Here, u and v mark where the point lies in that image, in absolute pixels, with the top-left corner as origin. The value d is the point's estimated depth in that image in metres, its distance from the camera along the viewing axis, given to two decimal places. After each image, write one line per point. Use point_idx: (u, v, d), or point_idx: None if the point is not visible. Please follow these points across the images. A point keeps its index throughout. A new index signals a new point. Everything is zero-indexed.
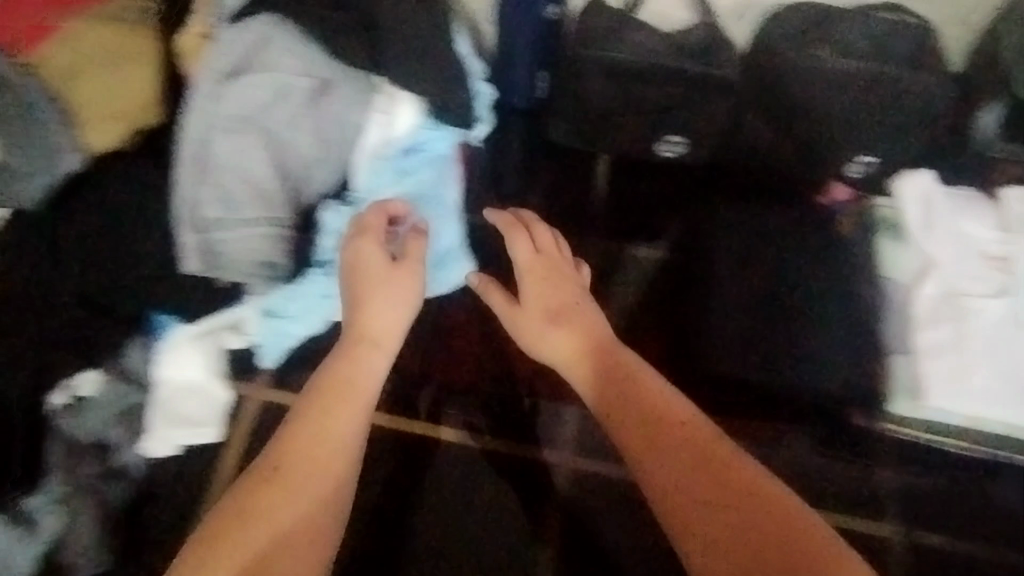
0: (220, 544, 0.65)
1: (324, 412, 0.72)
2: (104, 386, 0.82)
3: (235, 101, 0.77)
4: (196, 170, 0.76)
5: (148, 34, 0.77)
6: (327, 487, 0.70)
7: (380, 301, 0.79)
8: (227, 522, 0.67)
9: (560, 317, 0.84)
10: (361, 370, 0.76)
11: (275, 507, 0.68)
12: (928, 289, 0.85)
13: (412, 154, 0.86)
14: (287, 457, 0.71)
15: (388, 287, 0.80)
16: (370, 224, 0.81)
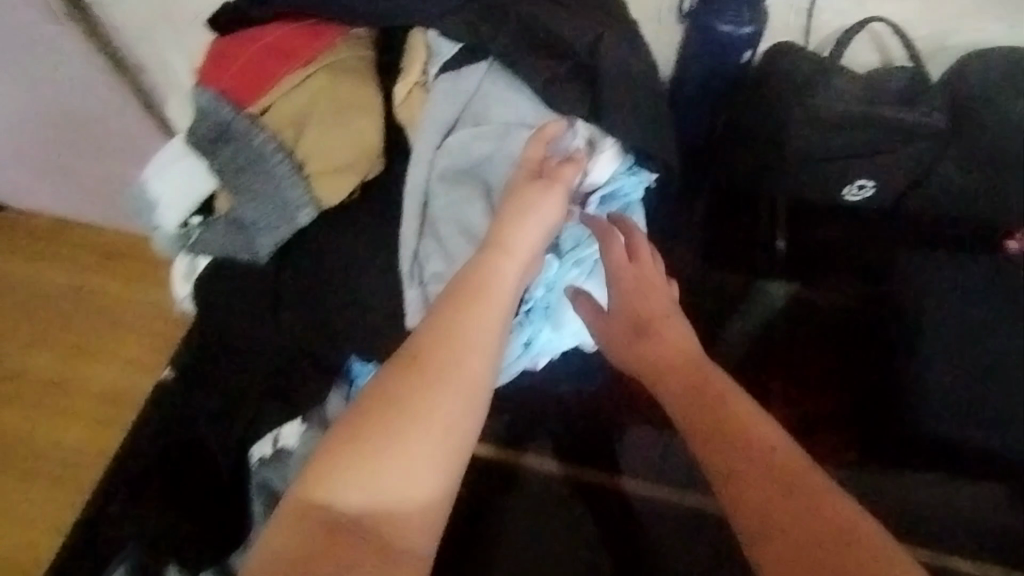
0: (374, 407, 0.56)
1: (490, 329, 0.61)
2: (303, 439, 0.81)
3: (455, 154, 0.74)
4: (419, 225, 0.74)
5: (369, 85, 0.75)
6: (449, 434, 0.56)
7: (518, 218, 0.68)
8: (383, 407, 0.56)
9: (647, 330, 0.72)
10: (489, 276, 0.64)
11: (422, 378, 0.57)
12: None
13: (610, 201, 0.79)
14: (428, 345, 0.59)
15: (519, 215, 0.68)
16: (532, 161, 0.71)
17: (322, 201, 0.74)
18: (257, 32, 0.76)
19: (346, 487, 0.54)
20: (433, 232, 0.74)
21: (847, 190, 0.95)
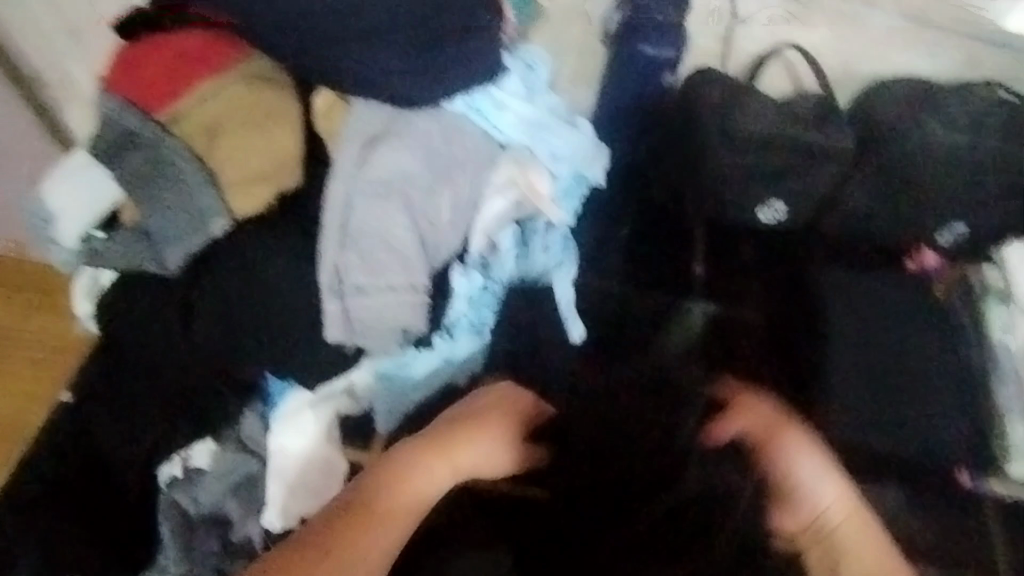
0: (317, 561, 0.72)
1: (408, 523, 0.77)
2: (216, 458, 0.80)
3: (376, 167, 0.74)
4: (341, 238, 0.72)
5: (287, 96, 0.73)
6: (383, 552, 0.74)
7: (465, 438, 0.82)
8: (306, 553, 0.72)
9: (738, 450, 0.88)
10: (423, 479, 0.79)
11: (361, 547, 0.73)
12: None
13: (530, 224, 0.87)
14: (371, 501, 0.77)
15: (460, 446, 0.82)
16: (471, 413, 0.83)
17: (236, 213, 0.72)
18: (164, 36, 0.73)
19: None
20: (353, 245, 0.73)
21: (762, 211, 0.99)
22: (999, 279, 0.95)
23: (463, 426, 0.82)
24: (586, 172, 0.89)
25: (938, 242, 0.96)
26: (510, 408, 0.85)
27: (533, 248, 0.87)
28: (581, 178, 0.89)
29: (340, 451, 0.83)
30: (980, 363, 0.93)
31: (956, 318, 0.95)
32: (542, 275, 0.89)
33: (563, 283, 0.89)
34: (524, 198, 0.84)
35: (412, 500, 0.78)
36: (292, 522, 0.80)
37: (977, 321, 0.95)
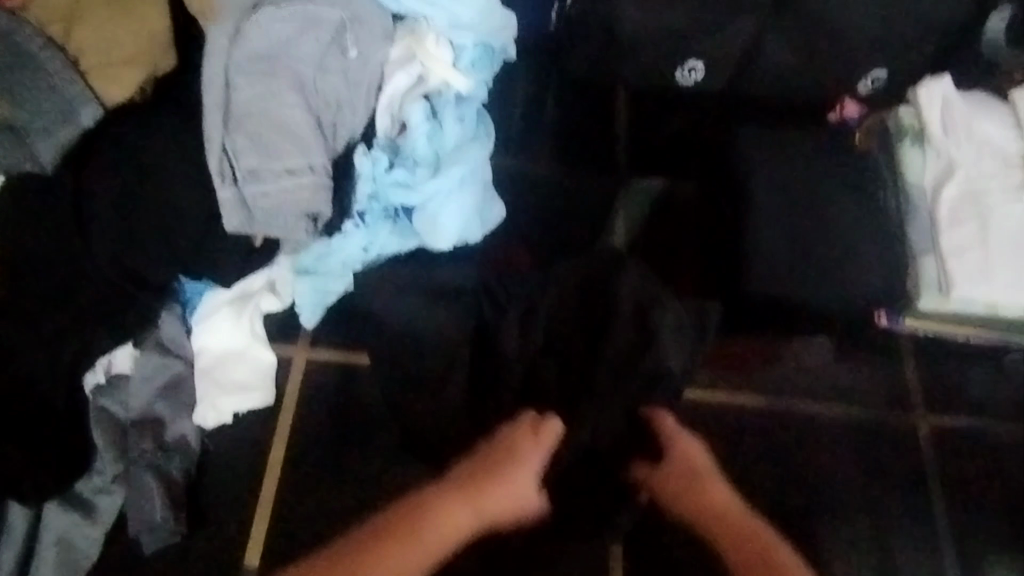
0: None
1: (427, 553, 0.71)
2: (139, 363, 0.79)
3: (255, 45, 0.74)
4: (223, 118, 0.72)
5: None
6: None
7: (502, 488, 0.74)
8: (337, 569, 0.68)
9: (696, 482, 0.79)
10: (433, 534, 0.72)
11: (381, 567, 0.69)
12: (948, 190, 0.86)
13: (439, 97, 0.84)
14: (409, 524, 0.71)
15: (499, 495, 0.74)
16: (517, 451, 0.76)
17: (105, 101, 0.72)
18: None
19: None
20: (239, 125, 0.73)
21: (679, 75, 0.95)
22: (915, 119, 0.91)
23: (486, 476, 0.75)
24: (494, 43, 0.86)
25: (858, 90, 0.97)
26: (542, 435, 0.77)
27: (443, 121, 0.83)
28: (490, 49, 0.86)
29: (268, 348, 0.83)
30: (895, 206, 0.89)
31: (875, 163, 0.92)
32: (457, 150, 0.84)
33: (479, 157, 0.85)
34: (427, 74, 0.83)
35: (428, 558, 0.71)
36: (226, 419, 0.81)
37: (892, 163, 0.91)
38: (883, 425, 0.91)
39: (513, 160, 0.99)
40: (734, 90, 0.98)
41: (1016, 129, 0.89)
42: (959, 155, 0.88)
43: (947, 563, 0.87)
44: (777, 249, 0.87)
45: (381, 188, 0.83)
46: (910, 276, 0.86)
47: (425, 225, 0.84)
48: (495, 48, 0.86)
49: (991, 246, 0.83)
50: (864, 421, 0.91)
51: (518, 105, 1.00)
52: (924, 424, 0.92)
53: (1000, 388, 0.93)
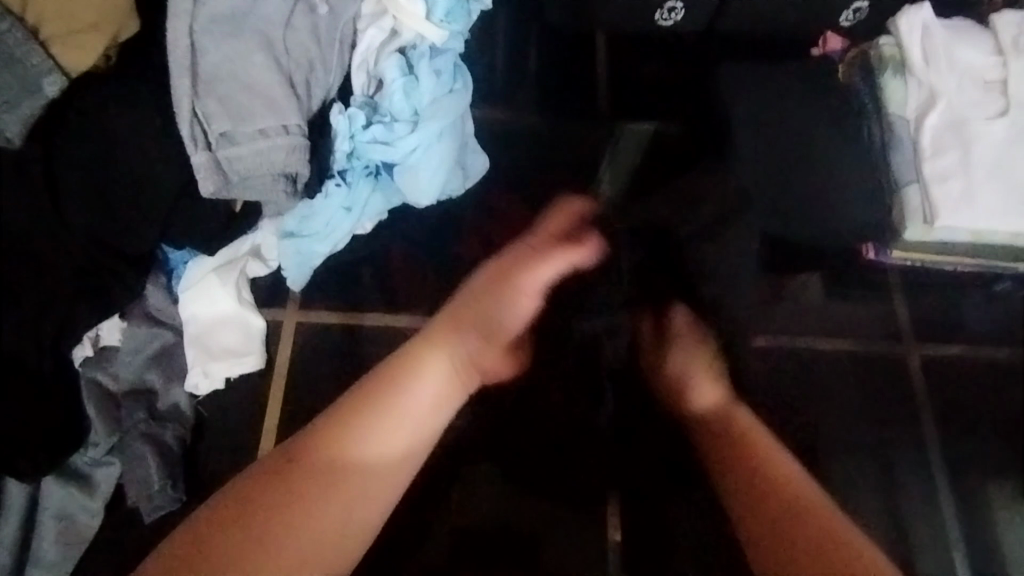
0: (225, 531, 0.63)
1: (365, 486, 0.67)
2: (129, 334, 0.79)
3: (219, 3, 0.72)
4: (193, 81, 0.70)
5: None
6: (378, 513, 0.68)
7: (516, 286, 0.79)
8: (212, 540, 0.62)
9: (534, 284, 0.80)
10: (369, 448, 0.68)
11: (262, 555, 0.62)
12: (931, 119, 0.86)
13: (414, 51, 0.82)
14: (301, 450, 0.67)
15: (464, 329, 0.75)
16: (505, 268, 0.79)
17: (68, 71, 0.68)
18: None
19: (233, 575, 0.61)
20: (210, 87, 0.71)
21: (660, 17, 0.95)
22: (896, 49, 0.89)
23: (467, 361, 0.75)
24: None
25: (839, 23, 0.95)
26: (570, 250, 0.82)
27: (419, 74, 0.81)
28: None
29: (257, 313, 0.83)
30: (877, 140, 0.89)
31: (856, 98, 0.92)
32: (434, 104, 0.82)
33: (457, 111, 0.83)
34: (400, 28, 0.82)
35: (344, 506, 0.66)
36: (219, 384, 0.80)
37: (874, 96, 0.90)
38: (876, 359, 0.92)
39: (497, 110, 0.97)
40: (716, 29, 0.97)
41: (995, 53, 0.88)
42: (942, 84, 0.86)
43: (944, 489, 0.88)
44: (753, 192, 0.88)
45: (359, 146, 0.80)
46: (895, 208, 0.86)
47: (405, 180, 0.83)
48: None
49: (975, 175, 0.83)
50: (857, 355, 0.92)
51: (500, 57, 0.98)
52: (915, 354, 0.93)
53: (988, 316, 0.94)
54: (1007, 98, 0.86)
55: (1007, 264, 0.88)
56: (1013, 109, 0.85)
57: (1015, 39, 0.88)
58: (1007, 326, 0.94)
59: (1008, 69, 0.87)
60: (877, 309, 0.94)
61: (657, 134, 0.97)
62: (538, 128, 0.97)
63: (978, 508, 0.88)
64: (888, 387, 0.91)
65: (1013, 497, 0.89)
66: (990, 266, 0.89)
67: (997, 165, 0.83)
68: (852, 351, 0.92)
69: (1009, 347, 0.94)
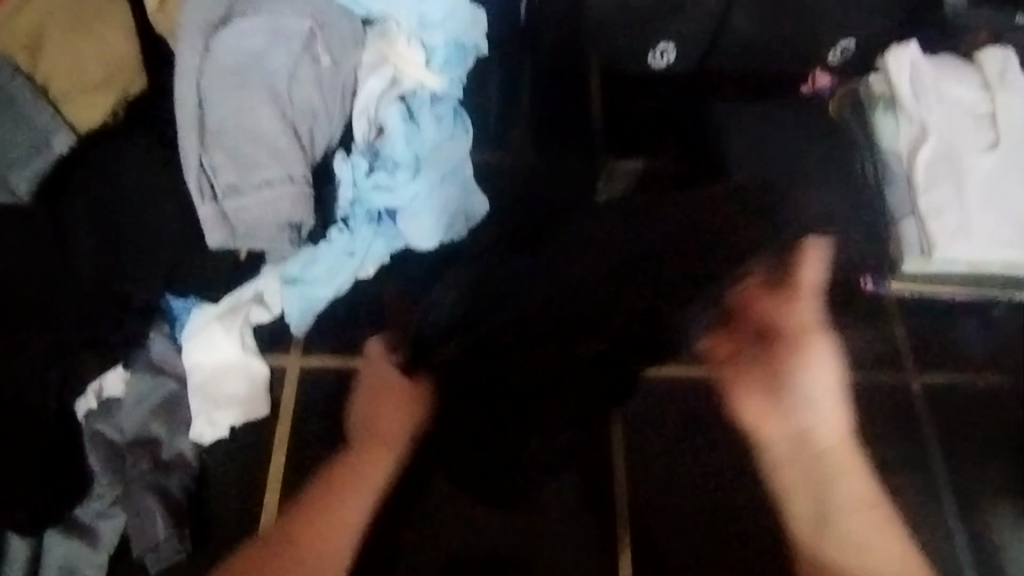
0: None
1: None
2: (133, 383, 0.79)
3: (227, 59, 0.74)
4: (198, 134, 0.72)
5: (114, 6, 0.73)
6: None
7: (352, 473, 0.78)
8: None
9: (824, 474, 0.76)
10: None
11: None
12: (923, 153, 0.87)
13: (415, 99, 0.84)
14: None
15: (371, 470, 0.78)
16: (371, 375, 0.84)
17: (77, 127, 0.71)
18: None
19: None
20: (216, 139, 0.73)
21: (652, 58, 0.97)
22: (885, 86, 0.91)
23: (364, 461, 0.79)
24: (466, 40, 0.85)
25: (828, 61, 0.97)
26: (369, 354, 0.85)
27: (420, 121, 0.83)
28: (463, 47, 0.86)
29: (260, 359, 0.83)
30: (871, 174, 0.90)
31: (850, 135, 0.94)
32: (435, 150, 0.84)
33: (458, 156, 0.85)
34: (400, 76, 0.83)
35: None
36: (224, 433, 0.80)
37: (866, 134, 0.92)
38: (883, 390, 0.91)
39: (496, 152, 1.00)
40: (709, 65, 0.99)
41: (982, 87, 0.90)
42: (933, 119, 0.88)
43: (956, 520, 0.87)
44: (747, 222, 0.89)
45: (362, 193, 0.82)
46: (891, 241, 0.88)
47: (408, 224, 0.84)
48: (467, 49, 0.86)
49: (969, 207, 0.84)
50: (863, 386, 0.91)
51: (495, 98, 1.01)
52: (919, 384, 0.92)
53: (991, 342, 0.94)
54: (997, 131, 0.87)
55: (1006, 292, 0.88)
56: (1003, 143, 0.86)
57: (1001, 75, 0.90)
58: (1011, 352, 0.94)
59: (997, 103, 0.88)
60: (882, 338, 0.93)
61: (646, 171, 0.99)
62: (535, 168, 0.98)
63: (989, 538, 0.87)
64: (898, 418, 0.90)
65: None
66: (991, 294, 0.89)
67: (991, 196, 0.84)
68: (859, 381, 0.91)
69: (1013, 373, 0.94)
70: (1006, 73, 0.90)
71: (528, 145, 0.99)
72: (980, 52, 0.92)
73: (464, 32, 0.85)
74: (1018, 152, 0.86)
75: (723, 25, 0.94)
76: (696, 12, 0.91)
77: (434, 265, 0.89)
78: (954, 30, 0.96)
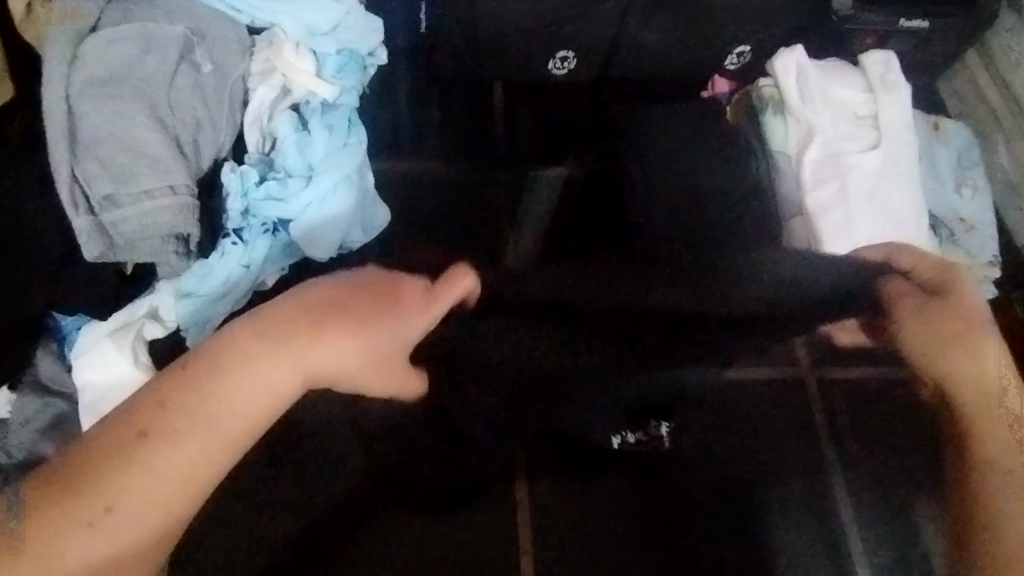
0: (144, 426, 0.60)
1: (201, 435, 0.60)
2: (19, 405, 0.76)
3: (100, 68, 0.74)
4: (71, 145, 0.71)
5: None
6: (202, 454, 0.60)
7: (255, 364, 0.63)
8: (173, 423, 0.60)
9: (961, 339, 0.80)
10: (165, 460, 0.59)
11: (150, 461, 0.59)
12: (809, 153, 0.90)
13: (306, 108, 0.84)
14: (192, 370, 0.63)
15: (245, 380, 0.62)
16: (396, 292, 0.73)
17: None
18: None
19: (165, 443, 0.59)
20: (92, 150, 0.72)
21: (553, 66, 0.98)
22: (774, 89, 0.94)
23: (194, 411, 0.60)
24: (359, 49, 0.88)
25: (726, 67, 1.00)
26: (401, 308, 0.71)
27: (310, 128, 0.83)
28: (356, 56, 0.88)
29: None
30: (764, 173, 0.93)
31: (742, 136, 0.95)
32: (326, 158, 0.83)
33: (351, 163, 0.85)
34: (291, 86, 0.84)
35: (168, 470, 0.59)
36: None
37: (759, 135, 0.94)
38: None
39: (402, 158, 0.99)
40: (612, 75, 1.00)
41: (866, 89, 0.93)
42: (819, 121, 0.91)
43: None
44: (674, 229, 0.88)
45: (253, 204, 0.81)
46: (786, 239, 0.89)
47: (303, 233, 0.83)
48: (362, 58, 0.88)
49: (853, 207, 0.87)
50: None
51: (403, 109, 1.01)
52: None
53: None
54: (879, 132, 0.91)
55: None
56: (886, 143, 0.90)
57: (883, 77, 0.93)
58: None
59: (880, 102, 0.92)
60: None
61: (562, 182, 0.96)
62: (442, 178, 0.98)
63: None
64: None
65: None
66: None
67: (873, 195, 0.88)
68: None
69: None
70: (889, 74, 0.93)
71: (436, 153, 1.00)
72: (866, 53, 0.96)
73: (358, 44, 0.88)
74: (901, 152, 0.90)
75: (621, 35, 0.95)
76: (592, 20, 0.92)
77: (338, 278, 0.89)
78: (842, 36, 0.99)
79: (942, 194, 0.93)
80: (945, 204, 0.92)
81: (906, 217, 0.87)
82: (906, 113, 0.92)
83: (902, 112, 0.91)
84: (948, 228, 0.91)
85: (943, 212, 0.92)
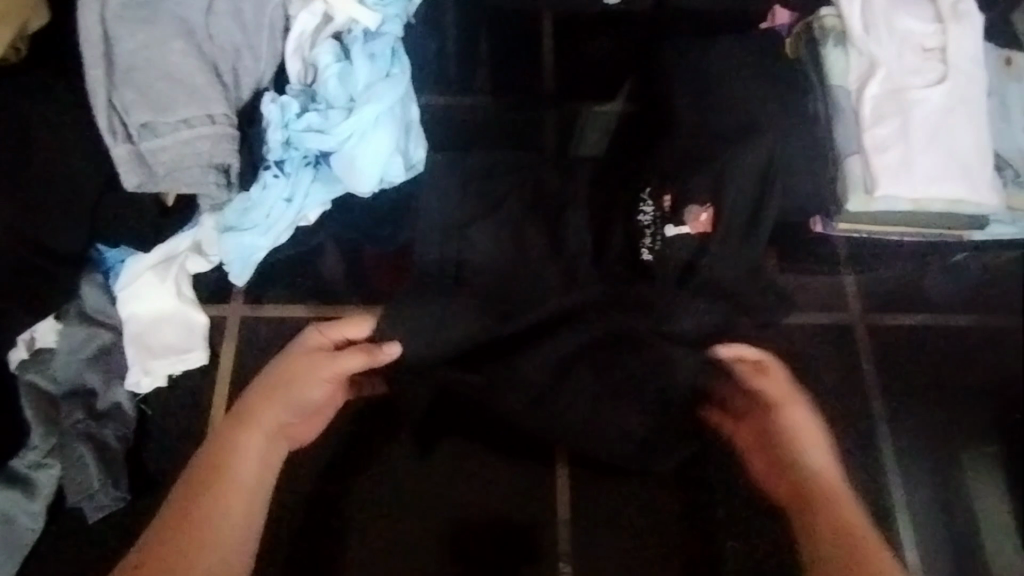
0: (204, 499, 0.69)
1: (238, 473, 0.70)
2: (65, 334, 0.78)
3: None
4: (108, 71, 0.70)
5: None
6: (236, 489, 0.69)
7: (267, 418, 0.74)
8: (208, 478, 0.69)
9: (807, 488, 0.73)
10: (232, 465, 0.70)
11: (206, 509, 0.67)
12: (871, 88, 0.85)
13: (348, 37, 0.81)
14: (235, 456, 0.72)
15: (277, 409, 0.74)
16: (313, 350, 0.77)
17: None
18: None
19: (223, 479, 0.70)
20: (130, 77, 0.70)
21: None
22: (836, 20, 0.89)
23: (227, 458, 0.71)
24: None
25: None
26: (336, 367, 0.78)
27: (351, 59, 0.80)
28: None
29: (198, 309, 0.82)
30: (822, 110, 0.89)
31: (802, 73, 0.91)
32: (369, 89, 0.80)
33: (393, 94, 0.81)
34: (333, 12, 0.81)
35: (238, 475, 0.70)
36: (161, 382, 0.80)
37: (818, 69, 0.89)
38: (827, 333, 0.92)
39: (444, 93, 0.96)
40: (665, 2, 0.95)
41: (935, 20, 0.87)
42: (883, 54, 0.86)
43: (894, 457, 0.88)
44: (694, 177, 0.86)
45: (294, 134, 0.79)
46: (840, 179, 0.86)
47: (343, 166, 0.81)
48: None
49: (916, 145, 0.83)
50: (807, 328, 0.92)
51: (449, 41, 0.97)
52: (864, 330, 0.92)
53: (941, 284, 0.95)
54: (946, 66, 0.85)
55: (953, 233, 0.88)
56: (955, 77, 0.85)
57: (954, 7, 0.87)
58: (967, 292, 0.95)
59: (950, 33, 0.86)
60: (830, 281, 0.94)
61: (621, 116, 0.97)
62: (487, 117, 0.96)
63: (946, 470, 0.88)
64: (841, 360, 0.91)
65: (983, 461, 0.88)
66: (943, 234, 0.89)
67: (937, 132, 0.83)
68: (805, 328, 0.92)
69: (962, 316, 0.94)
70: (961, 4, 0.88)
71: (479, 87, 0.97)
72: None
73: None
74: (970, 87, 0.85)
75: None
76: None
77: (386, 217, 0.89)
78: None
79: (1013, 134, 0.89)
80: (1016, 145, 0.88)
81: (970, 157, 0.83)
82: (980, 46, 0.86)
83: (974, 45, 0.86)
84: (1014, 170, 0.88)
85: (1013, 152, 0.88)
